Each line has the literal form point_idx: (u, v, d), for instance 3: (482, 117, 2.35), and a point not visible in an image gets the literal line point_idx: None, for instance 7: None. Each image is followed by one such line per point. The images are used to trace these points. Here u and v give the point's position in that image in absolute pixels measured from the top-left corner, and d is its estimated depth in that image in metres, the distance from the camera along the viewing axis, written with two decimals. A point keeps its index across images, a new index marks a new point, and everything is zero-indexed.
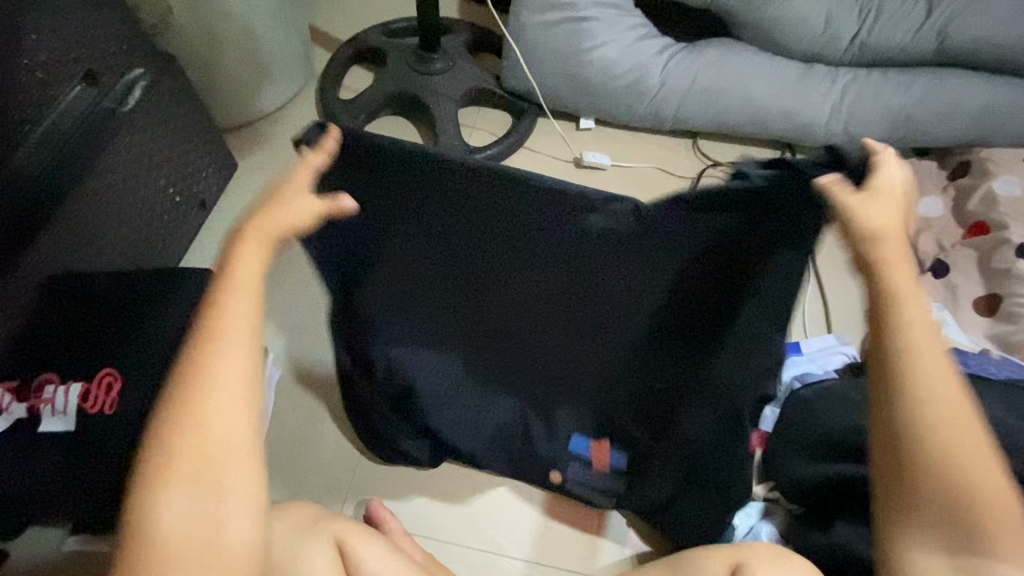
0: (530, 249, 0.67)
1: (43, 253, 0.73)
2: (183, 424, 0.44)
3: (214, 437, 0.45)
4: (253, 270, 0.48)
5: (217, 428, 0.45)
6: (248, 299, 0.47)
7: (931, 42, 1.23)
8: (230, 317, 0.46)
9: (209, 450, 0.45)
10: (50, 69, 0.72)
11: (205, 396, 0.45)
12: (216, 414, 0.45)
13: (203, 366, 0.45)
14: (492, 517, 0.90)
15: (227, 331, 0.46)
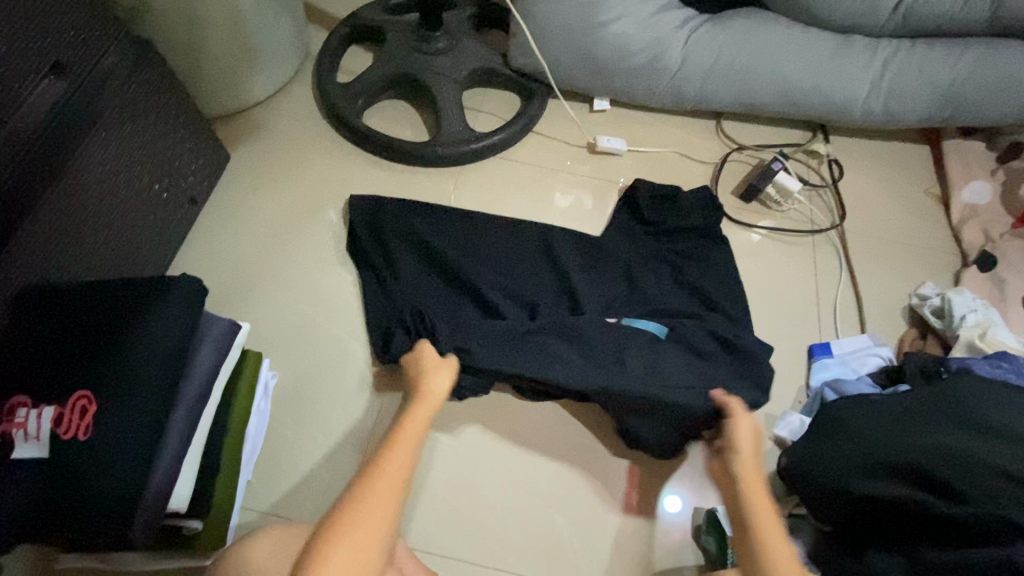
0: (500, 240, 1.04)
1: (11, 266, 0.67)
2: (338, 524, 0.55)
3: (366, 523, 0.56)
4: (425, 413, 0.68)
5: (364, 528, 0.55)
6: (409, 439, 0.64)
7: (985, 10, 1.09)
8: (406, 438, 0.64)
9: (358, 545, 0.54)
10: (10, 62, 0.65)
11: (360, 503, 0.57)
12: (367, 518, 0.56)
13: (384, 462, 0.61)
14: (500, 530, 0.85)
15: (400, 447, 0.63)
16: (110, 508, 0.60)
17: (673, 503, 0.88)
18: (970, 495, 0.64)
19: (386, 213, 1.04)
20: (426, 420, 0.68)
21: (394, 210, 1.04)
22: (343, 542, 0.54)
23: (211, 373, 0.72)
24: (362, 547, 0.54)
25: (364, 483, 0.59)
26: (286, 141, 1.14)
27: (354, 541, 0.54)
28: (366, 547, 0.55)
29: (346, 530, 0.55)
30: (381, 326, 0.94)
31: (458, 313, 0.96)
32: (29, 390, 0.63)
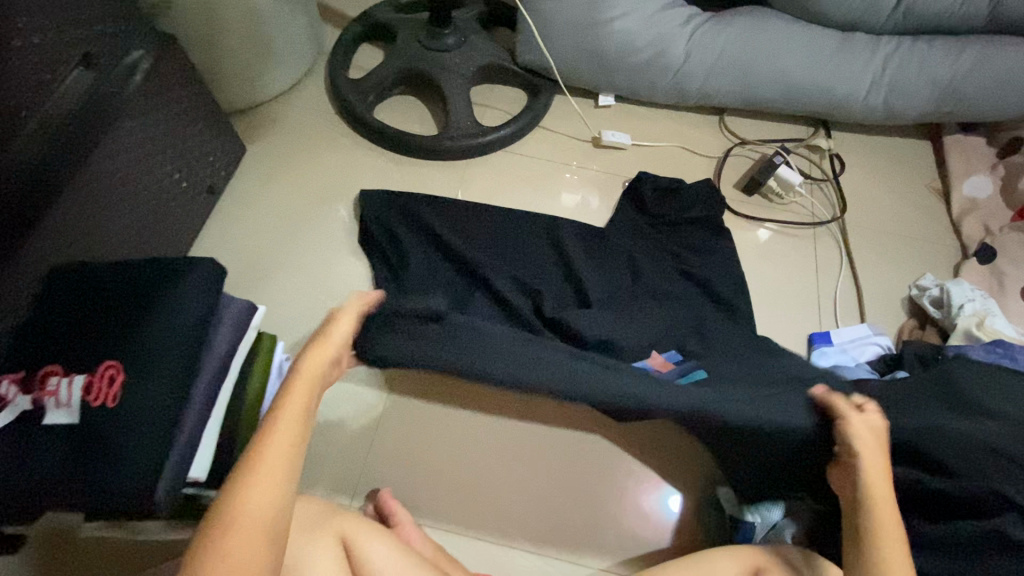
0: (505, 231, 1.07)
1: (43, 244, 0.71)
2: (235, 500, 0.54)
3: (260, 498, 0.55)
4: (306, 384, 0.66)
5: (262, 492, 0.55)
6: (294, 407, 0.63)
7: (984, 8, 1.12)
8: (289, 413, 0.62)
9: (254, 512, 0.54)
10: (44, 52, 0.68)
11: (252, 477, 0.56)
12: (263, 487, 0.56)
13: (268, 442, 0.59)
14: (505, 509, 0.86)
15: (283, 424, 0.61)
16: (132, 473, 0.62)
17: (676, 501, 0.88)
18: (961, 470, 0.66)
19: (392, 206, 1.07)
20: (306, 394, 0.66)
21: (396, 205, 1.07)
22: (236, 523, 0.53)
23: (229, 350, 0.75)
24: (258, 521, 0.54)
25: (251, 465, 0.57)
26: (299, 135, 1.17)
27: (249, 520, 0.53)
28: (264, 520, 0.54)
29: (243, 501, 0.54)
30: None
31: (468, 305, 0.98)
32: (61, 360, 0.67)
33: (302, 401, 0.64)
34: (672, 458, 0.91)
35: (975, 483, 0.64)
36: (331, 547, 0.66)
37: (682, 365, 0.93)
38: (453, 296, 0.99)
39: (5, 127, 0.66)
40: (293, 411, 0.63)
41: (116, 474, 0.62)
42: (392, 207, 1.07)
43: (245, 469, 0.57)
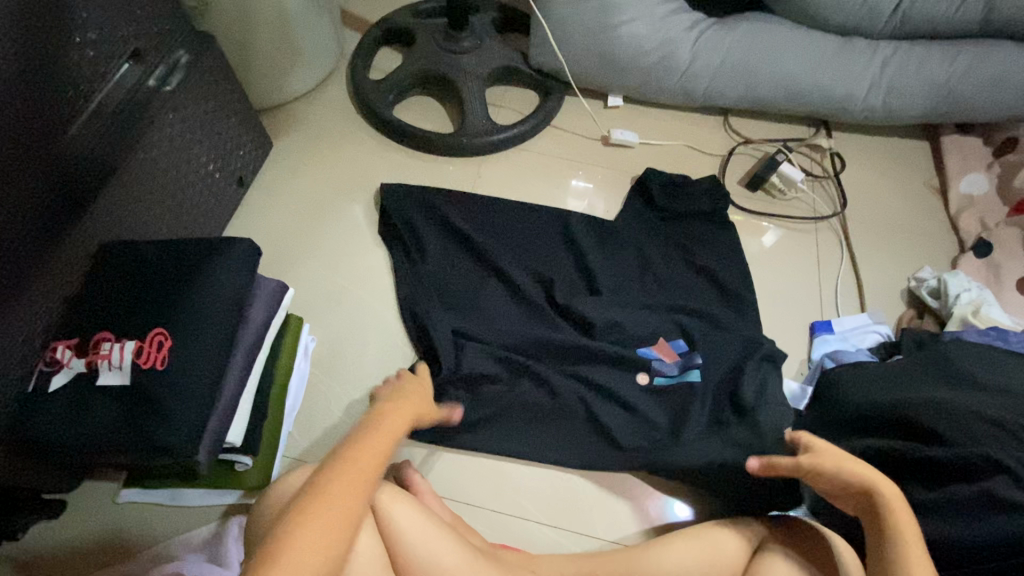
0: (518, 222, 1.12)
1: (94, 223, 0.76)
2: (297, 523, 0.50)
3: (334, 514, 0.51)
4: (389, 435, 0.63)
5: (326, 528, 0.50)
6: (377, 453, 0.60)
7: (978, 13, 1.17)
8: (378, 442, 0.61)
9: (311, 546, 0.49)
10: (99, 47, 0.74)
11: (320, 505, 0.51)
12: (330, 520, 0.51)
13: (354, 461, 0.57)
14: (518, 483, 0.90)
15: (371, 451, 0.59)
16: (174, 433, 0.66)
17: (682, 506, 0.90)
18: (954, 439, 0.69)
19: (409, 202, 1.12)
20: (395, 434, 0.64)
21: (413, 200, 1.12)
22: (307, 533, 0.49)
23: (263, 326, 0.80)
24: (327, 538, 0.50)
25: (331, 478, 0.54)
26: (322, 132, 1.23)
27: (320, 534, 0.50)
28: (332, 538, 0.50)
29: (307, 526, 0.50)
30: (412, 302, 1.01)
31: (481, 295, 1.03)
32: (111, 326, 0.72)
33: (389, 437, 0.63)
34: None
35: (969, 450, 0.67)
36: None
37: (687, 356, 0.97)
38: (469, 285, 1.04)
39: (64, 113, 0.71)
40: (382, 441, 0.61)
41: (160, 432, 0.66)
42: (407, 203, 1.11)
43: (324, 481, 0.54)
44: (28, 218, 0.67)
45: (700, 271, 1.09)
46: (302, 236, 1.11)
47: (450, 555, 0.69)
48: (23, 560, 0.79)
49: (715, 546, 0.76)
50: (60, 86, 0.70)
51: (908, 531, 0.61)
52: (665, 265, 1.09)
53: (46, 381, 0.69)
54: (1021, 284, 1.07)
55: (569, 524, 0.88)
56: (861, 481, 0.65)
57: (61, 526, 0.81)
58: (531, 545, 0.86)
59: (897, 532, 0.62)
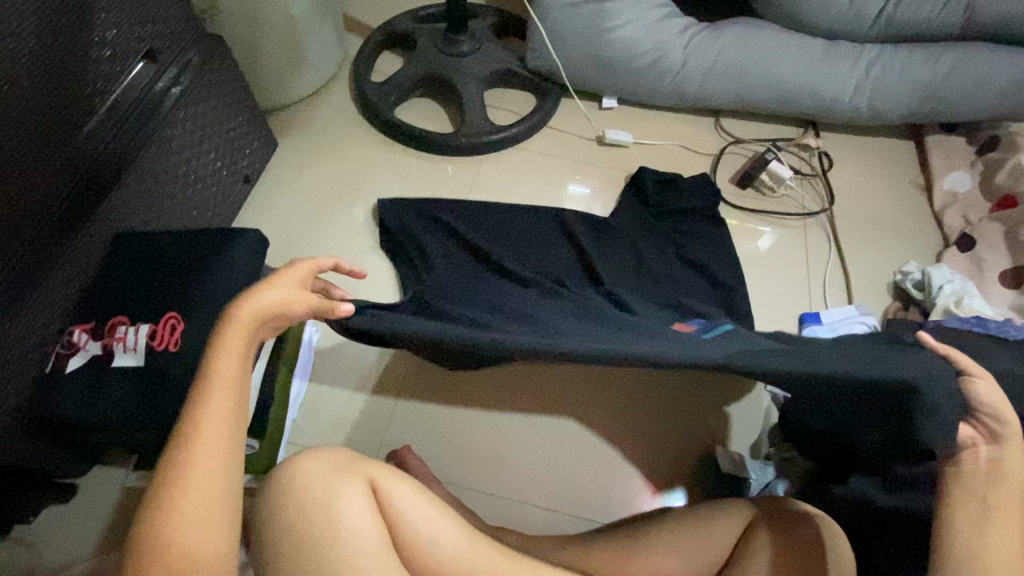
0: (514, 217, 1.15)
1: (110, 213, 0.80)
2: (166, 503, 0.46)
3: (207, 462, 0.47)
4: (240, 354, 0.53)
5: (199, 495, 0.46)
6: (227, 390, 0.50)
7: (958, 17, 1.21)
8: (224, 374, 0.51)
9: (190, 516, 0.46)
10: (116, 47, 0.78)
11: (185, 475, 0.47)
12: (202, 485, 0.47)
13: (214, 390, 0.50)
14: (518, 468, 0.93)
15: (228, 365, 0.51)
16: (185, 413, 0.70)
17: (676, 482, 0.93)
18: None
19: (407, 207, 1.14)
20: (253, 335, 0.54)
21: (411, 204, 1.15)
22: (183, 489, 0.46)
23: None
24: (206, 483, 0.47)
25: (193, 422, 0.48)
26: (326, 133, 1.27)
27: (192, 489, 0.46)
28: (211, 487, 0.47)
29: (174, 503, 0.46)
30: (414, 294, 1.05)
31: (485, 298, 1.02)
32: (126, 311, 0.76)
33: (246, 337, 0.53)
34: (667, 445, 0.96)
35: None
36: (358, 488, 0.68)
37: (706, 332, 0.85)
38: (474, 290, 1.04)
39: (84, 108, 0.75)
40: (224, 373, 0.51)
41: (172, 413, 0.70)
42: (404, 209, 1.14)
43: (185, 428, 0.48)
44: (48, 208, 0.71)
45: (693, 264, 1.12)
46: (306, 232, 1.14)
47: (452, 533, 0.71)
48: (36, 541, 0.82)
49: (706, 525, 0.77)
50: (80, 84, 0.74)
51: (1005, 510, 0.56)
52: (659, 259, 1.12)
53: (62, 364, 0.72)
54: (1003, 278, 1.11)
55: (569, 508, 0.90)
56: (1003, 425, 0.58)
57: (74, 510, 0.84)
58: (529, 528, 0.89)
59: (991, 509, 0.57)
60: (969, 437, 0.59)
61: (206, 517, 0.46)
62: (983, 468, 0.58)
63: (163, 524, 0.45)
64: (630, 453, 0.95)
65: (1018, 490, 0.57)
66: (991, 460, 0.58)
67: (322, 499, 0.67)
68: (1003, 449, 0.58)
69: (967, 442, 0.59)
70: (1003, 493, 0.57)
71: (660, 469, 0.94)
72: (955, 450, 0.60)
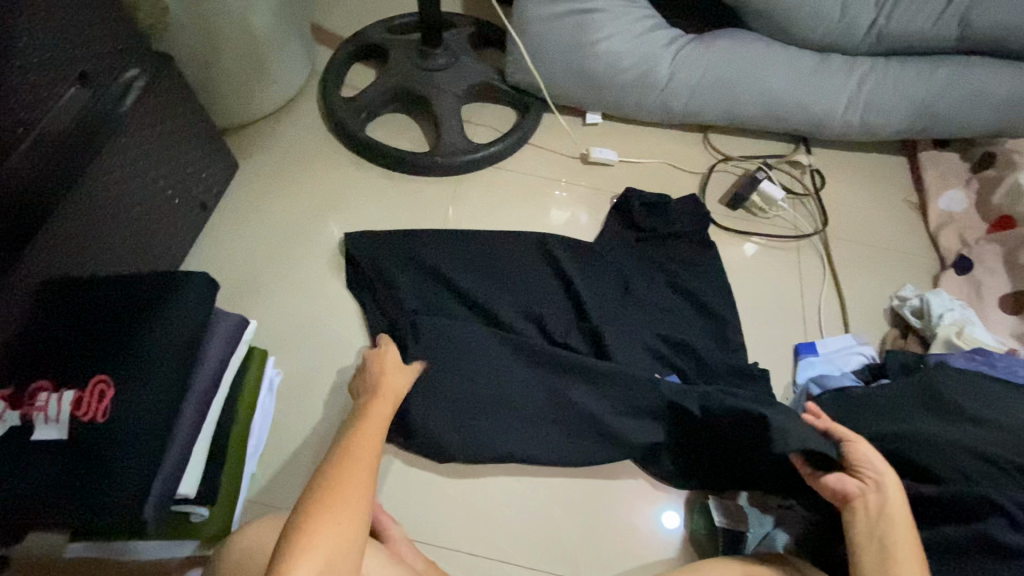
0: (493, 244, 1.08)
1: (37, 259, 0.72)
2: (314, 522, 0.52)
3: (356, 494, 0.55)
4: (381, 419, 0.67)
5: (341, 519, 0.53)
6: (372, 443, 0.62)
7: (953, 30, 1.17)
8: (370, 434, 0.63)
9: (334, 538, 0.52)
10: (41, 71, 0.70)
11: (335, 497, 0.54)
12: (347, 511, 0.54)
13: (348, 462, 0.58)
14: (498, 523, 0.86)
15: (366, 438, 0.62)
16: (121, 490, 0.64)
17: (671, 519, 0.88)
18: (948, 476, 0.67)
19: (376, 235, 1.06)
20: (385, 417, 0.68)
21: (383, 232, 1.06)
22: (333, 511, 0.53)
23: (221, 366, 0.77)
24: (350, 512, 0.54)
25: (331, 486, 0.55)
26: (292, 153, 1.19)
27: (339, 514, 0.53)
28: (353, 516, 0.54)
29: (320, 523, 0.52)
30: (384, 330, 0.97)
31: None
32: (51, 375, 0.69)
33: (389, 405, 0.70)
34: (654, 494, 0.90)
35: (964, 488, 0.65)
36: None
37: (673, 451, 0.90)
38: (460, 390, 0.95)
39: (7, 137, 0.67)
40: (373, 433, 0.64)
41: (105, 491, 0.64)
42: (373, 237, 1.06)
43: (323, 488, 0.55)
44: None
45: (683, 293, 1.06)
46: (269, 262, 1.06)
47: None
48: None
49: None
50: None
51: (901, 546, 0.61)
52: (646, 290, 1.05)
53: None
54: (1002, 303, 1.07)
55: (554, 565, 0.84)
56: (879, 470, 0.66)
57: None
58: None
59: (891, 547, 0.62)
60: (854, 487, 0.66)
61: (345, 545, 0.52)
62: (875, 511, 0.65)
63: (310, 537, 0.51)
64: (619, 502, 0.89)
65: (906, 530, 0.62)
66: (878, 504, 0.65)
67: None
68: (886, 493, 0.65)
69: (856, 491, 0.66)
70: (895, 532, 0.62)
71: (651, 519, 0.88)
72: (847, 499, 0.66)
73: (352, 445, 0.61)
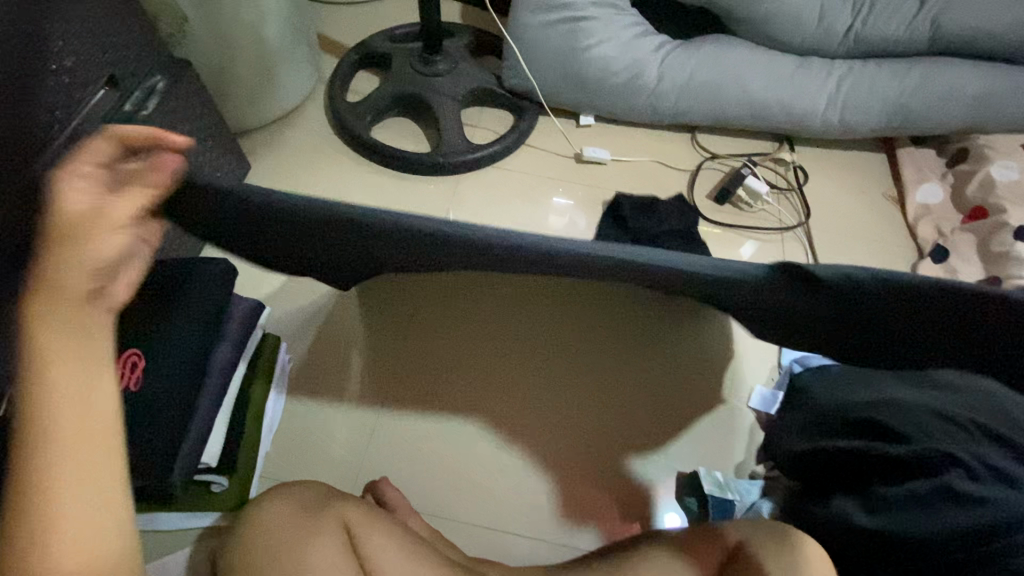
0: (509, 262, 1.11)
1: None
2: (38, 494, 0.42)
3: (82, 458, 0.44)
4: (75, 365, 0.45)
5: (75, 491, 0.43)
6: (76, 410, 0.44)
7: (924, 33, 1.25)
8: (64, 399, 0.44)
9: (71, 522, 0.43)
10: (74, 74, 0.76)
11: (57, 470, 0.43)
12: (82, 475, 0.43)
13: (54, 425, 0.43)
14: (503, 500, 0.91)
15: (63, 409, 0.43)
16: (149, 453, 0.72)
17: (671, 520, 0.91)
18: (912, 434, 0.70)
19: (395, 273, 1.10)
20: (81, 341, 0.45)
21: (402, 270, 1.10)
22: (60, 486, 0.43)
23: (239, 343, 0.86)
24: (88, 480, 0.44)
25: (38, 463, 0.42)
26: (300, 154, 1.25)
27: (69, 489, 0.43)
28: (94, 479, 0.44)
29: (49, 504, 0.42)
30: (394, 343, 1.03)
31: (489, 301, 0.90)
32: None
33: (81, 332, 0.46)
34: (641, 471, 0.95)
35: (924, 444, 0.68)
36: (331, 531, 0.67)
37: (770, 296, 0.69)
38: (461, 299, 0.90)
39: (39, 137, 0.73)
40: (69, 410, 0.43)
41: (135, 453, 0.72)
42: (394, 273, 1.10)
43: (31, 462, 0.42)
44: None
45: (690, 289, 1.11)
46: None
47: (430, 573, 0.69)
48: None
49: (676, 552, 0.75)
50: (34, 111, 0.71)
51: None
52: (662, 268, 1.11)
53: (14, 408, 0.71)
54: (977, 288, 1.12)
55: (554, 537, 0.89)
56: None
57: None
58: (512, 558, 0.87)
59: None
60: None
61: (103, 511, 0.44)
62: None
63: (51, 522, 0.42)
64: (611, 476, 0.94)
65: None
66: None
67: (287, 546, 0.66)
68: None
69: None
70: None
71: (645, 496, 0.93)
72: None
73: (36, 399, 0.43)
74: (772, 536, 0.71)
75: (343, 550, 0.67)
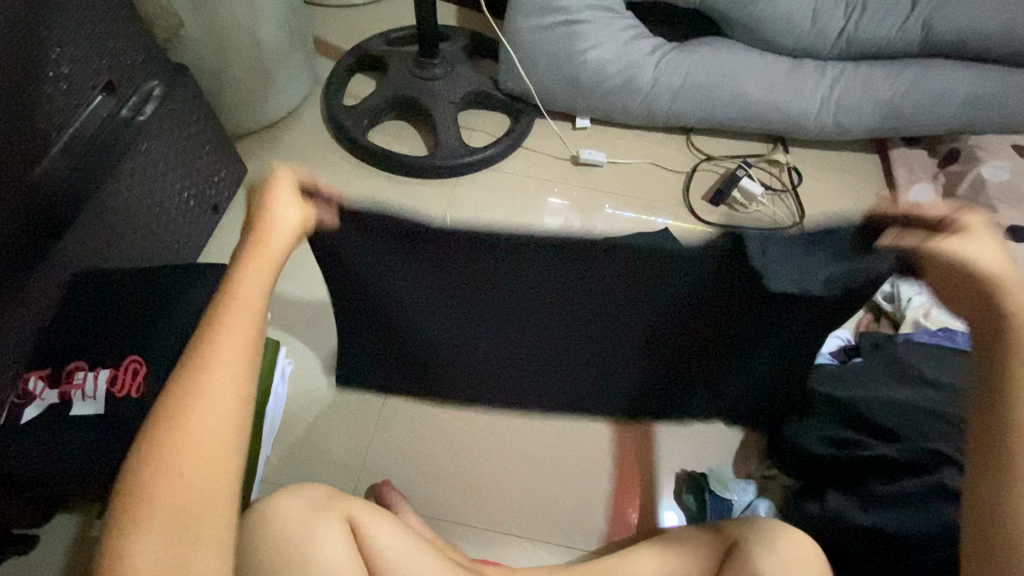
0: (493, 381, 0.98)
1: (67, 253, 0.78)
2: (176, 420, 0.44)
3: (225, 395, 0.45)
4: (249, 310, 0.49)
5: (209, 428, 0.44)
6: (240, 343, 0.47)
7: (916, 35, 1.26)
8: (234, 331, 0.47)
9: (194, 460, 0.43)
10: (72, 80, 0.76)
11: (195, 402, 0.45)
12: (211, 415, 0.45)
13: (214, 351, 0.46)
14: (504, 503, 0.92)
15: (230, 340, 0.47)
16: None
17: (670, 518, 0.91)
18: (907, 435, 0.74)
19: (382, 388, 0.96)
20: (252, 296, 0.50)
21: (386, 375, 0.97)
22: (196, 418, 0.44)
23: None
24: (219, 419, 0.45)
25: (189, 382, 0.45)
26: (297, 158, 1.25)
27: (204, 428, 0.44)
28: (224, 423, 0.45)
29: (184, 433, 0.44)
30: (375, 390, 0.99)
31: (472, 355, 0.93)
32: (83, 356, 0.77)
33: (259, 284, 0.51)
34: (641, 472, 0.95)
35: (918, 445, 0.72)
36: (336, 528, 0.67)
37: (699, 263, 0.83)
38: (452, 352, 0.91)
39: (40, 142, 0.73)
40: (234, 342, 0.47)
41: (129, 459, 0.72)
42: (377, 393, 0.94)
43: (199, 359, 0.46)
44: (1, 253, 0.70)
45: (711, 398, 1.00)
46: None
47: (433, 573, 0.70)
48: None
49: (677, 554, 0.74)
50: (33, 119, 0.71)
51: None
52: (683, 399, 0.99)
53: (17, 415, 0.72)
54: None
55: (556, 537, 0.90)
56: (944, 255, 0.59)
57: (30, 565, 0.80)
58: (515, 558, 0.88)
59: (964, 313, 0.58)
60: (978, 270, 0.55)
61: (210, 470, 0.44)
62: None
63: (173, 459, 0.43)
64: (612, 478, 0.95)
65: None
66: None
67: (296, 543, 0.65)
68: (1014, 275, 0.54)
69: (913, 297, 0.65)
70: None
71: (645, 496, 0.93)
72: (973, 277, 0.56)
73: (218, 330, 0.47)
74: (767, 530, 0.70)
75: (348, 550, 0.67)
